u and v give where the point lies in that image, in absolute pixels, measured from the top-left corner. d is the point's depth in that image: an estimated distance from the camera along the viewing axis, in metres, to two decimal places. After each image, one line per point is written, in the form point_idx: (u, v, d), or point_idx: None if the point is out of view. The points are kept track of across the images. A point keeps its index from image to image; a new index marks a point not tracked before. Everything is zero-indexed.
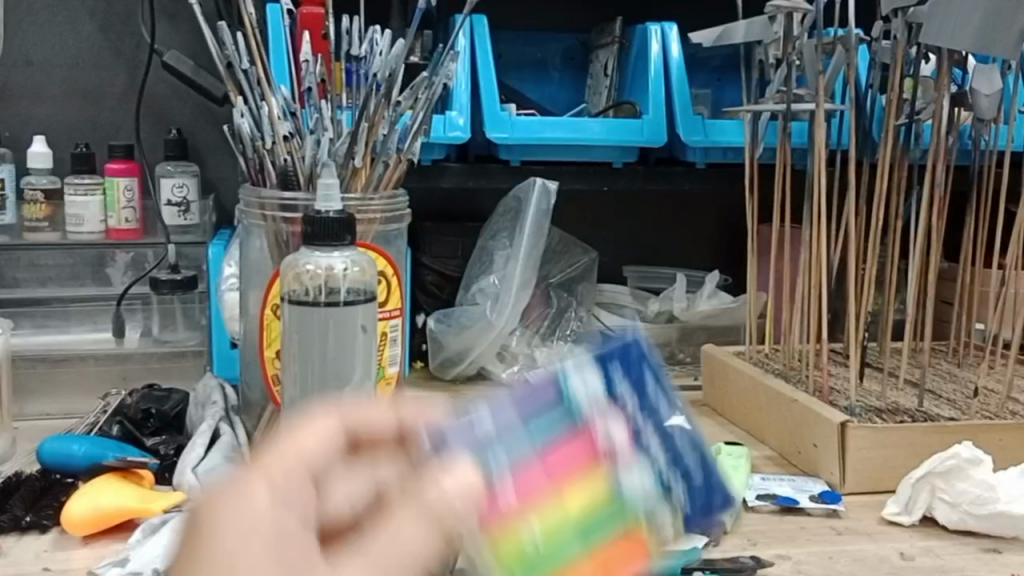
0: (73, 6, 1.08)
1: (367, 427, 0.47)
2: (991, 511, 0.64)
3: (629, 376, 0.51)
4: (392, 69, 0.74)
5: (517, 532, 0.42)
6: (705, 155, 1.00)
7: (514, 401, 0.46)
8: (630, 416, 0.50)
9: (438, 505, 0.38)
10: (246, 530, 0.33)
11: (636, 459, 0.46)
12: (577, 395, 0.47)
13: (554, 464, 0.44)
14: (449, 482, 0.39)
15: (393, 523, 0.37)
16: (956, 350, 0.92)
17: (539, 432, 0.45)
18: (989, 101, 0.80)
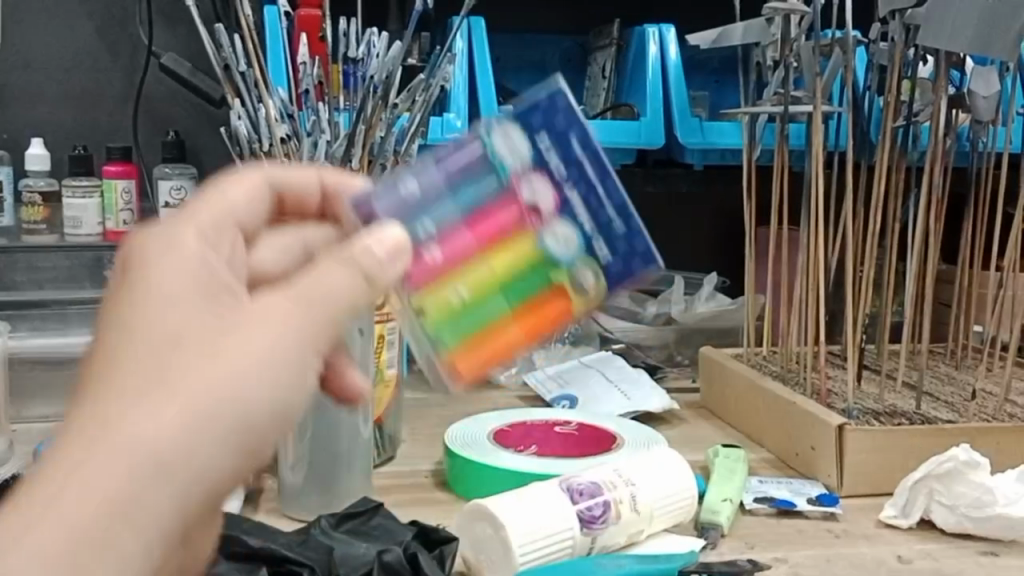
0: (71, 8, 1.08)
1: (297, 185, 0.53)
2: (988, 514, 0.64)
3: (561, 121, 0.49)
4: (389, 71, 0.74)
5: (446, 295, 0.49)
6: (703, 157, 1.01)
7: (442, 166, 0.49)
8: (560, 172, 0.49)
9: (359, 253, 0.41)
10: (171, 265, 0.38)
11: (562, 213, 0.49)
12: (500, 155, 0.49)
13: (478, 231, 0.49)
14: (373, 240, 0.42)
15: (319, 264, 0.40)
16: (954, 352, 0.92)
17: (464, 198, 0.49)
18: (987, 103, 0.80)
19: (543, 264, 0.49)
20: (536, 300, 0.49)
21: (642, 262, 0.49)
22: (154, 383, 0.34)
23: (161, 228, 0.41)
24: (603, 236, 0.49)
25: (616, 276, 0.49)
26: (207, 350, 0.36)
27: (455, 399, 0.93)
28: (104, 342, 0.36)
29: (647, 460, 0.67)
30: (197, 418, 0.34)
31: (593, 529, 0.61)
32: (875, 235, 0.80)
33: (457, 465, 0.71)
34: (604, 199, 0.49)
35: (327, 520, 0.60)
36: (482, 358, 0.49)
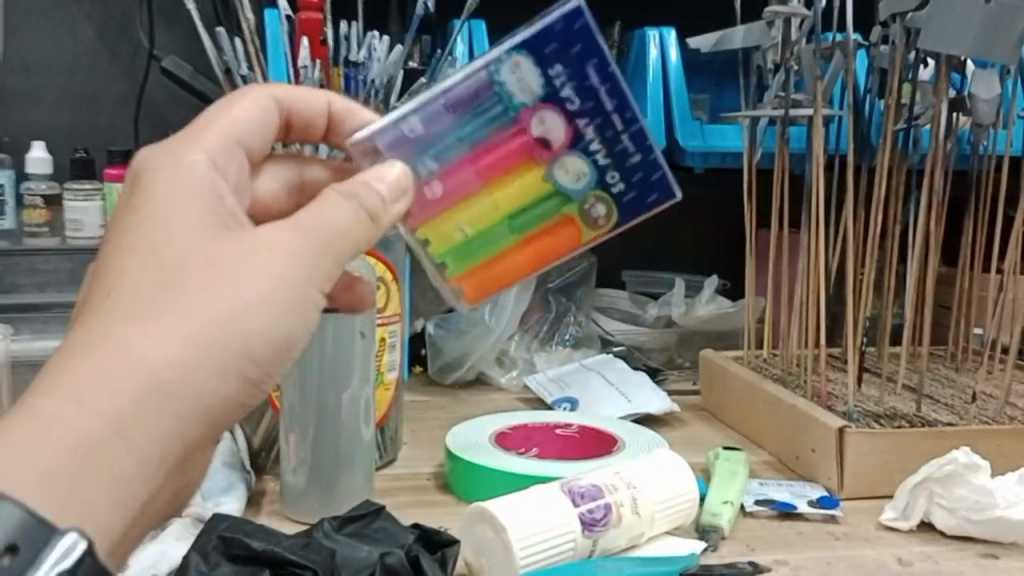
0: (72, 11, 1.08)
1: (302, 112, 0.54)
2: (988, 517, 0.64)
3: (577, 53, 0.52)
4: (390, 75, 0.77)
5: (453, 226, 0.56)
6: (704, 161, 0.99)
7: (450, 100, 0.53)
8: (570, 106, 0.53)
9: (360, 191, 0.45)
10: (183, 183, 0.41)
11: (572, 149, 0.54)
12: (507, 92, 0.53)
13: (485, 164, 0.55)
14: (377, 179, 0.47)
15: (321, 197, 0.44)
16: (954, 355, 0.92)
17: (470, 132, 0.54)
18: (987, 106, 0.80)
19: (551, 194, 0.56)
20: (542, 225, 0.56)
21: (652, 194, 0.55)
22: (157, 309, 0.37)
23: (173, 146, 0.44)
24: (612, 168, 0.54)
25: (625, 205, 0.55)
26: (213, 268, 0.39)
27: (457, 402, 0.94)
28: (113, 256, 0.39)
29: (647, 463, 0.67)
30: (196, 339, 0.37)
31: (593, 531, 0.61)
32: (875, 238, 0.80)
33: (458, 468, 0.71)
34: (617, 131, 0.53)
35: (329, 523, 0.60)
36: (490, 276, 0.58)
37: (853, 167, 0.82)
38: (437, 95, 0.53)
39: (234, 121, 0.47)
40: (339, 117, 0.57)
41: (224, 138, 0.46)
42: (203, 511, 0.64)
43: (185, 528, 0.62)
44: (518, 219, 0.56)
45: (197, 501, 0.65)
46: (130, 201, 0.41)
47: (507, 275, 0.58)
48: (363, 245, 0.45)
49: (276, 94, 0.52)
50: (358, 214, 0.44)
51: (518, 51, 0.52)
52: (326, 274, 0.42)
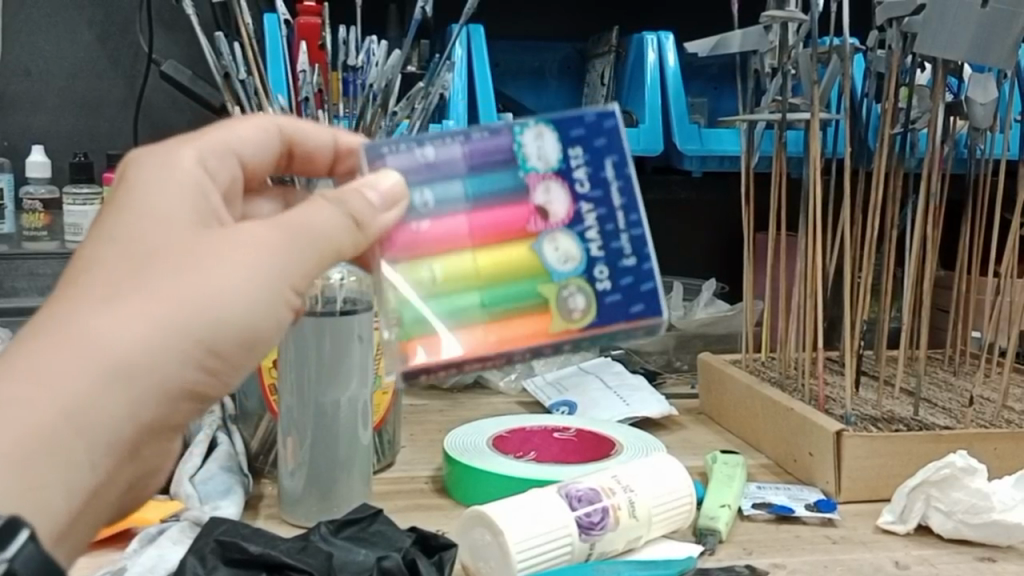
0: (72, 16, 1.08)
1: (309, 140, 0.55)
2: (985, 520, 0.64)
3: (603, 144, 0.49)
4: (388, 80, 0.74)
5: (416, 275, 0.49)
6: (702, 164, 1.01)
7: (470, 145, 0.49)
8: (584, 186, 0.49)
9: (349, 197, 0.45)
10: (169, 179, 0.42)
11: (571, 228, 0.49)
12: (528, 152, 0.49)
13: (478, 215, 0.49)
14: (370, 187, 0.46)
15: (310, 203, 0.44)
16: (951, 358, 0.92)
17: (476, 185, 0.49)
18: (984, 110, 0.80)
19: (534, 267, 0.49)
20: (508, 307, 0.49)
21: (636, 304, 0.49)
22: (120, 295, 0.37)
23: (163, 147, 0.44)
24: (603, 262, 0.49)
25: (605, 306, 0.49)
26: (176, 259, 0.39)
27: (455, 405, 0.94)
28: (84, 242, 0.39)
29: (643, 465, 0.67)
30: (164, 325, 0.37)
31: (591, 535, 0.61)
32: (873, 242, 0.80)
33: (455, 472, 0.71)
34: (617, 228, 0.49)
35: (327, 527, 0.60)
36: (439, 347, 0.50)
37: (851, 170, 0.81)
38: (458, 140, 0.49)
39: (227, 133, 0.49)
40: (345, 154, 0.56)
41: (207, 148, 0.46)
42: (201, 515, 0.64)
43: (184, 532, 0.61)
44: (493, 287, 0.49)
45: (194, 505, 0.65)
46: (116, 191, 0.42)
47: (459, 355, 0.50)
48: (347, 250, 0.45)
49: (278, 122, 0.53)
50: (345, 222, 0.44)
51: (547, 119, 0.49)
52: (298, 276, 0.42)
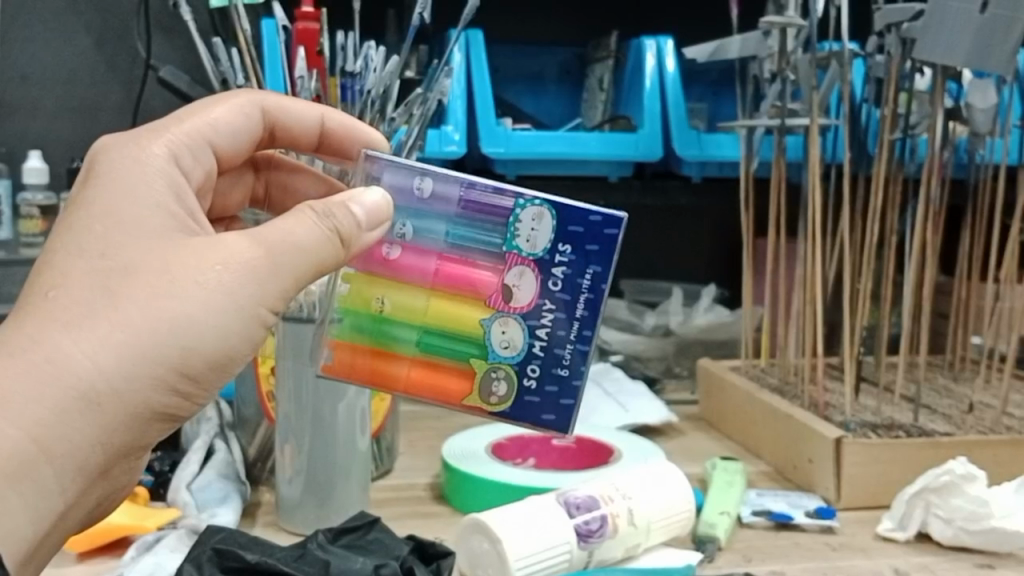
0: (69, 21, 1.08)
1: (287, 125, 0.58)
2: (984, 527, 0.64)
3: (593, 250, 0.52)
4: (386, 86, 0.75)
5: (369, 301, 0.55)
6: (702, 169, 1.01)
7: (467, 194, 0.53)
8: (552, 280, 0.53)
9: (338, 212, 0.48)
10: (141, 186, 0.46)
11: (524, 317, 0.54)
12: (518, 234, 0.53)
13: (445, 273, 0.54)
14: (355, 201, 0.49)
15: (294, 213, 0.47)
16: (952, 364, 0.92)
17: (456, 236, 0.54)
18: (984, 115, 0.80)
19: (480, 341, 0.54)
20: (440, 362, 0.55)
21: (549, 413, 0.54)
22: (81, 322, 0.42)
23: (141, 136, 0.49)
24: (538, 362, 0.54)
25: (522, 403, 0.54)
26: (155, 280, 0.43)
27: (452, 412, 0.94)
28: (61, 260, 0.44)
29: (642, 474, 0.67)
30: (138, 349, 0.42)
31: (589, 543, 0.61)
32: (872, 248, 0.80)
33: (454, 479, 0.71)
34: (567, 336, 0.53)
35: (324, 536, 0.60)
36: (364, 361, 0.55)
37: (850, 173, 0.81)
38: (459, 183, 0.53)
39: (205, 124, 0.53)
40: (332, 134, 0.60)
41: (188, 139, 0.51)
42: (198, 522, 0.64)
43: (181, 540, 0.61)
44: (436, 337, 0.55)
45: (191, 513, 0.65)
46: (84, 191, 0.46)
47: (385, 374, 0.55)
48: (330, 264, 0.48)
49: (262, 104, 0.57)
50: (328, 236, 0.47)
51: (546, 212, 0.52)
52: (276, 300, 0.46)
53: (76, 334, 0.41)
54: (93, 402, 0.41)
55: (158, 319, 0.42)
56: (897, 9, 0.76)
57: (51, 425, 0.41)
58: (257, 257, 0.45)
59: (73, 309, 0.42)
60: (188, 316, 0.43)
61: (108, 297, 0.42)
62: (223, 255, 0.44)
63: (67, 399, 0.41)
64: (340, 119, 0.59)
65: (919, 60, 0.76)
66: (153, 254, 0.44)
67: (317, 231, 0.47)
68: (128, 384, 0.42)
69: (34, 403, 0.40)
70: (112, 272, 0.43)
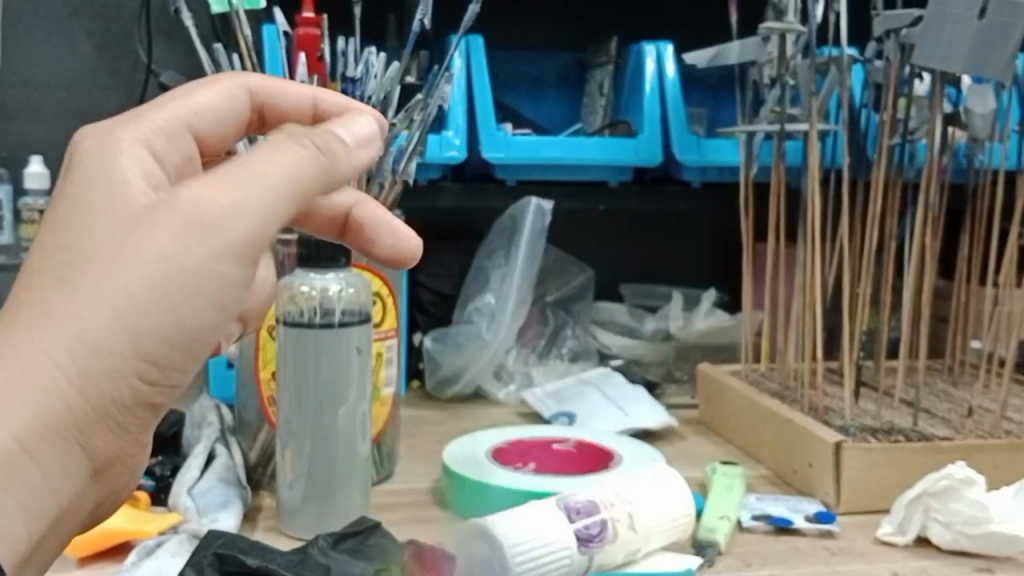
0: (70, 27, 1.08)
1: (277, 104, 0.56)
2: (983, 531, 0.64)
3: None
4: (387, 91, 0.75)
5: None
6: (702, 174, 1.01)
7: None
8: None
9: (317, 140, 0.46)
10: (111, 168, 0.43)
11: None
12: None
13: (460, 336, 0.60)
14: (338, 130, 0.48)
15: (277, 144, 0.45)
16: (951, 368, 0.93)
17: None
18: (984, 120, 0.81)
19: None
20: None
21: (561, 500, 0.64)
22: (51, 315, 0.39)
23: (120, 119, 0.47)
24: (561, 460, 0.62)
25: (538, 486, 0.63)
26: (124, 255, 0.40)
27: (453, 416, 0.94)
28: None
29: (642, 479, 0.67)
30: (109, 337, 0.40)
31: (590, 547, 0.61)
32: (871, 252, 0.80)
33: (455, 484, 0.71)
34: None
35: (325, 540, 0.60)
36: None
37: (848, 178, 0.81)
38: None
39: (187, 106, 0.49)
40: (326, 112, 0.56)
41: (174, 117, 0.48)
42: (199, 527, 0.64)
43: (182, 545, 0.61)
44: None
45: (192, 518, 0.65)
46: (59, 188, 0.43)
47: None
48: (312, 188, 0.46)
49: (249, 86, 0.55)
50: (313, 159, 0.45)
51: None
52: None
53: (56, 319, 0.39)
54: (87, 398, 0.40)
55: (127, 295, 0.40)
56: (894, 16, 0.76)
57: (47, 417, 0.39)
58: (243, 216, 0.42)
59: (41, 306, 0.40)
60: (177, 305, 0.41)
61: (97, 274, 0.40)
62: (194, 218, 0.42)
63: (62, 390, 0.39)
64: (331, 96, 0.56)
65: (917, 66, 0.76)
66: (120, 236, 0.41)
67: (302, 151, 0.45)
68: (120, 377, 0.41)
69: (28, 398, 0.39)
70: (87, 252, 0.40)
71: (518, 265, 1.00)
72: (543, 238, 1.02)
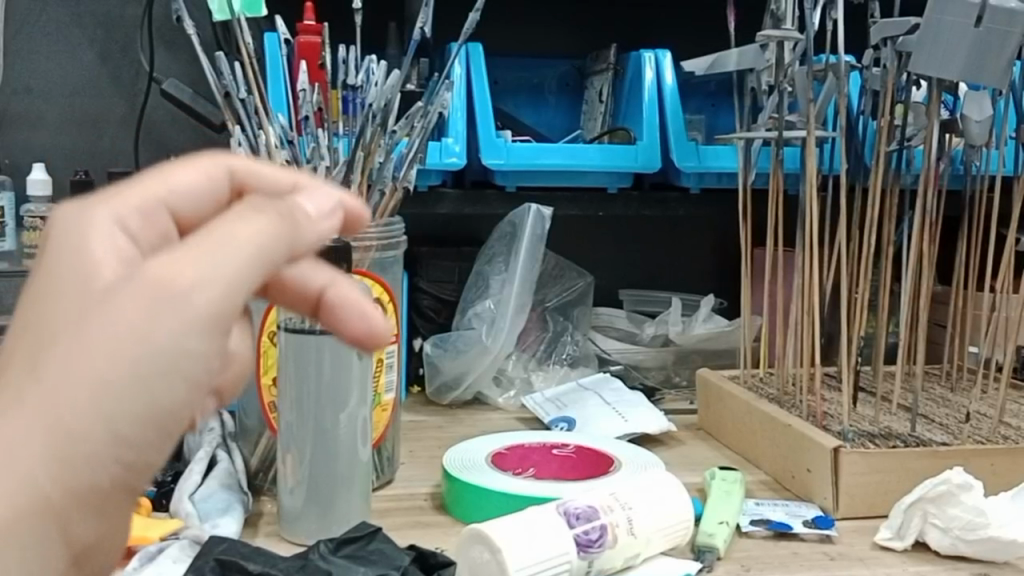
0: (73, 35, 1.09)
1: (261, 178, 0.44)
2: (980, 536, 0.65)
3: None
4: (388, 100, 0.74)
5: None
6: (700, 181, 1.01)
7: None
8: None
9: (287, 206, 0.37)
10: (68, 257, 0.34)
11: None
12: None
13: None
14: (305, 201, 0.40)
15: (243, 211, 0.36)
16: (949, 373, 0.93)
17: None
18: (980, 127, 0.80)
19: None
20: None
21: None
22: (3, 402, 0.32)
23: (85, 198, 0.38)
24: None
25: None
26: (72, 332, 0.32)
27: (453, 422, 0.94)
28: None
29: (641, 484, 0.67)
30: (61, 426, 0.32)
31: (589, 553, 0.62)
32: (871, 258, 0.80)
33: (454, 488, 0.72)
34: None
35: (326, 546, 0.60)
36: None
37: (845, 184, 0.82)
38: None
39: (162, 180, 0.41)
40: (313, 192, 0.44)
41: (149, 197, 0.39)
42: (201, 533, 0.63)
43: (183, 551, 0.61)
44: None
45: (194, 523, 0.65)
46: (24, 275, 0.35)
47: None
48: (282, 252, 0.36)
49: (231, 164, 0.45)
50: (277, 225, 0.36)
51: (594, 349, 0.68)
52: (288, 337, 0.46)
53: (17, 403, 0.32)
54: (68, 498, 0.32)
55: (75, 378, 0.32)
56: (893, 23, 0.76)
57: (18, 526, 0.31)
58: (209, 288, 0.34)
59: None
60: (151, 386, 0.33)
61: (65, 353, 0.32)
62: (152, 290, 0.33)
63: (39, 481, 0.32)
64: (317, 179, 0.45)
65: (915, 74, 0.77)
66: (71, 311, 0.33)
67: (265, 219, 0.36)
68: (101, 466, 0.33)
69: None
70: (52, 331, 0.33)
71: (518, 269, 1.01)
72: (543, 243, 1.03)
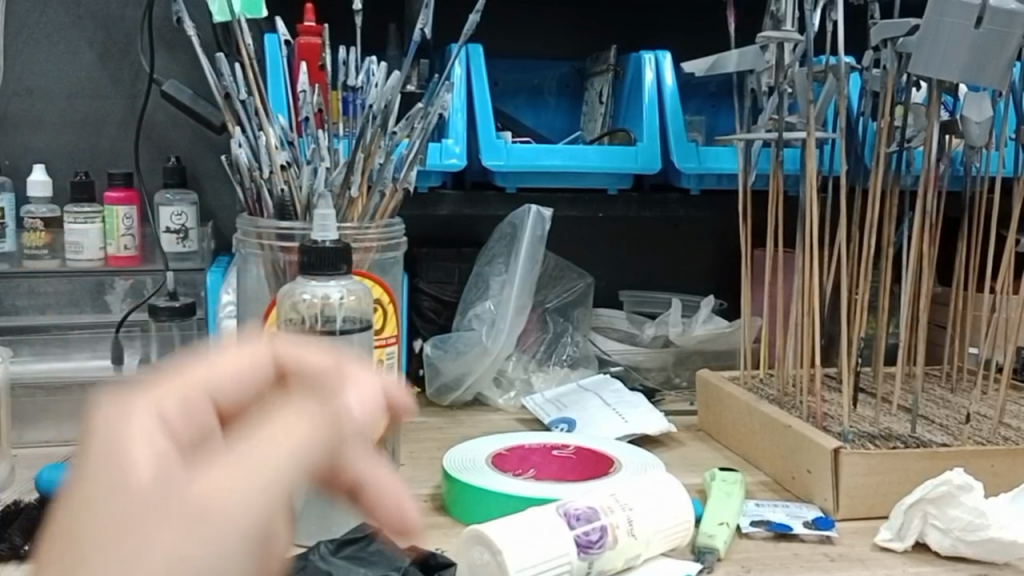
0: (73, 36, 1.09)
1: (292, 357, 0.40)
2: (980, 537, 0.65)
3: None
4: (388, 101, 0.73)
5: None
6: (700, 183, 1.01)
7: None
8: None
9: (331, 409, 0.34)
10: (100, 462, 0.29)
11: None
12: None
13: None
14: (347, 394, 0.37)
15: (287, 419, 0.32)
16: (949, 374, 0.93)
17: None
18: (980, 128, 0.80)
19: None
20: None
21: None
22: None
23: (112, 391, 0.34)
24: None
25: None
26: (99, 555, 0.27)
27: (454, 423, 0.94)
28: None
29: (641, 485, 0.67)
30: None
31: (590, 553, 0.62)
32: (871, 259, 0.81)
33: (454, 489, 0.72)
34: None
35: (326, 547, 0.60)
36: None
37: (845, 185, 0.82)
38: None
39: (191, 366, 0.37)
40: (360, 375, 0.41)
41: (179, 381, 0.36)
42: None
43: None
44: None
45: None
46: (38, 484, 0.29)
47: None
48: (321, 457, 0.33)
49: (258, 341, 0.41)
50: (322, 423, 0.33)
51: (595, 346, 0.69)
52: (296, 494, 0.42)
53: None
54: None
55: None
56: (892, 24, 0.76)
57: None
58: (254, 504, 0.29)
59: None
60: None
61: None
62: (196, 508, 0.28)
63: None
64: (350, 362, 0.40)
65: (914, 75, 0.77)
66: (102, 526, 0.27)
67: (308, 421, 0.32)
68: None
69: None
70: (76, 551, 0.27)
71: (518, 270, 1.01)
72: (543, 244, 1.03)
